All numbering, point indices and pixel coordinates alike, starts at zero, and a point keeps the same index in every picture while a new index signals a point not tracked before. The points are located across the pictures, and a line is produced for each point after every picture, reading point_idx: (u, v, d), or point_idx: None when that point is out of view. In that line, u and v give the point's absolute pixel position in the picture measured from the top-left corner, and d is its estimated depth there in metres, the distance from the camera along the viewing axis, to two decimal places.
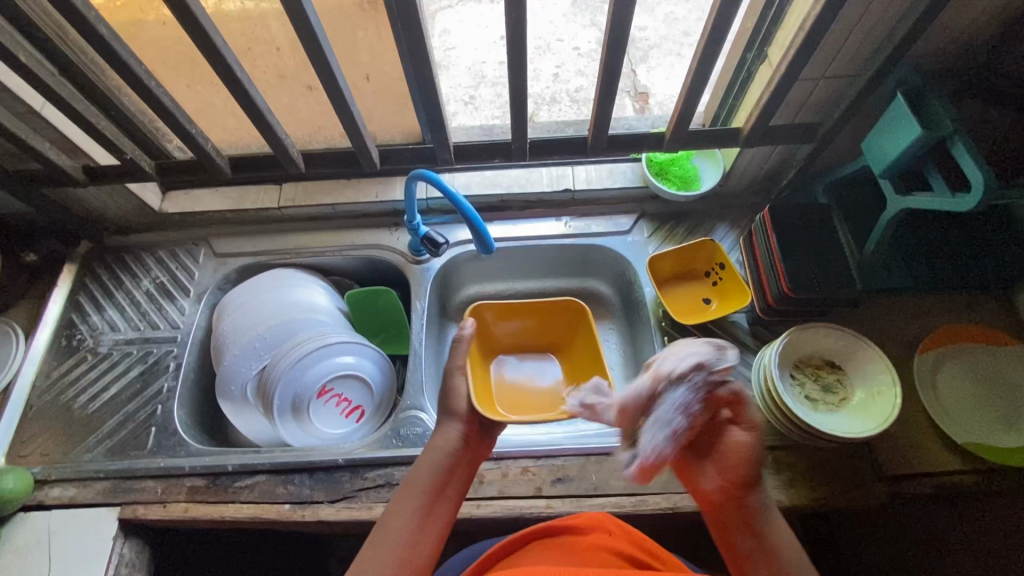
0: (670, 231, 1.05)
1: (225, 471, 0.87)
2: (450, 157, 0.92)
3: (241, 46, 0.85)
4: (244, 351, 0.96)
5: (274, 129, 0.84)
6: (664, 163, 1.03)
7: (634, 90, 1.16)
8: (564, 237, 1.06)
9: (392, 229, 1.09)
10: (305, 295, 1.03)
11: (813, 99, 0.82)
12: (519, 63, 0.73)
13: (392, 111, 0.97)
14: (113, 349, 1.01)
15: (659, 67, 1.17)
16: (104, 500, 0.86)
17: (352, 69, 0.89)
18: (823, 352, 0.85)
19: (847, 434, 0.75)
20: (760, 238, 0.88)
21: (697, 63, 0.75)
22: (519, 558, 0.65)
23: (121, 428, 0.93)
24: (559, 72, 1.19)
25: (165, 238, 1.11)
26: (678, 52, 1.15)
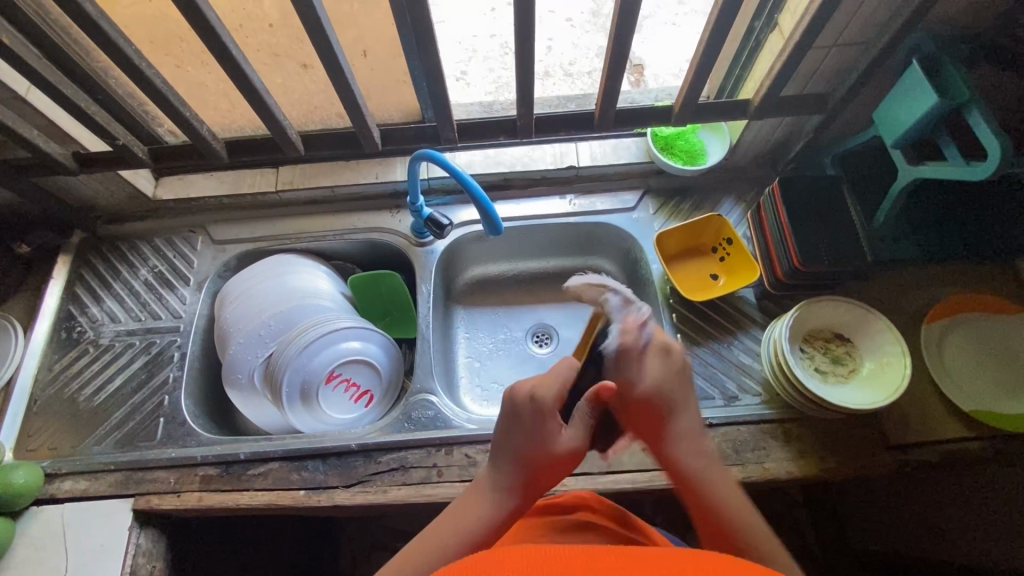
0: (675, 207, 1.04)
1: (237, 459, 0.87)
2: (453, 136, 0.89)
3: (233, 22, 0.81)
4: (248, 339, 0.95)
5: (272, 111, 0.81)
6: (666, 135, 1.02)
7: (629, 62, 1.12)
8: (569, 215, 1.05)
9: (393, 212, 1.07)
10: (307, 280, 1.02)
11: (824, 68, 0.80)
12: (527, 37, 0.70)
13: (391, 88, 0.94)
14: (114, 340, 0.99)
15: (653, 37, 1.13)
16: (116, 492, 0.86)
17: (349, 45, 0.86)
18: (832, 325, 0.85)
19: (856, 406, 0.76)
20: (769, 212, 0.88)
21: (708, 32, 0.72)
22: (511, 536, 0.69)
23: (129, 420, 0.93)
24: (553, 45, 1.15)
25: (162, 226, 1.08)
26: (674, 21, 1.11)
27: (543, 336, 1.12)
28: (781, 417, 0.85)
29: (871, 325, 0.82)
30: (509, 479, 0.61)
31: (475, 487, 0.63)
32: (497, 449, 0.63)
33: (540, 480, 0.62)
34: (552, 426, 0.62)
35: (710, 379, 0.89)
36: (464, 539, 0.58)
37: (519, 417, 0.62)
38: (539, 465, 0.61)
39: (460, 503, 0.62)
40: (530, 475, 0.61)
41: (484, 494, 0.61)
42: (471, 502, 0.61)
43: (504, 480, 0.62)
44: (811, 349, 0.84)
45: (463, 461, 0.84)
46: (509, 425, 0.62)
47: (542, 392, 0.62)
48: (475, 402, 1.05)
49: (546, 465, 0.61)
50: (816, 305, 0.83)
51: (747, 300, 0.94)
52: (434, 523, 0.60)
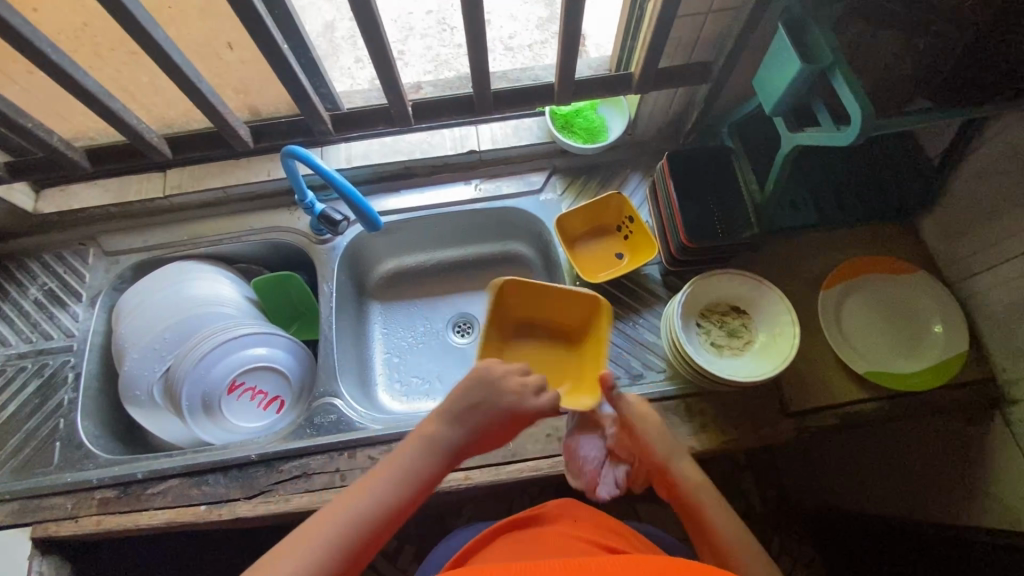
0: (582, 186, 1.02)
1: (135, 479, 0.84)
2: (329, 128, 0.86)
3: (73, 22, 0.75)
4: (144, 354, 0.92)
5: (123, 116, 0.77)
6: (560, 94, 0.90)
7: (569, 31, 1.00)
8: (475, 201, 1.03)
9: (292, 209, 1.03)
10: (205, 286, 0.98)
11: (701, 35, 0.78)
12: (369, 19, 0.66)
13: (267, 80, 0.90)
14: (5, 365, 0.95)
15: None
16: (12, 522, 0.84)
17: (207, 37, 0.80)
18: (728, 297, 0.84)
19: (747, 379, 0.76)
20: (661, 186, 0.86)
21: (567, 4, 0.69)
22: (489, 553, 0.68)
23: (24, 447, 0.89)
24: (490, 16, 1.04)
25: (50, 240, 1.03)
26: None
27: (463, 325, 1.11)
28: (683, 392, 0.85)
29: (764, 295, 0.81)
30: (433, 433, 0.64)
31: (416, 434, 0.64)
32: (446, 411, 0.66)
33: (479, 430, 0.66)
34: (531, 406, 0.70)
35: (615, 360, 0.89)
36: (401, 489, 0.59)
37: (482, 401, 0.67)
38: (485, 425, 0.66)
39: (400, 446, 0.63)
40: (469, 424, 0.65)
41: (416, 445, 0.63)
42: (393, 459, 0.61)
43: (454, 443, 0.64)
44: (708, 324, 0.83)
45: (367, 463, 0.83)
46: (483, 399, 0.67)
47: (535, 390, 0.70)
48: (394, 398, 1.04)
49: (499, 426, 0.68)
50: (709, 279, 0.82)
51: (651, 276, 0.93)
52: (378, 467, 0.61)
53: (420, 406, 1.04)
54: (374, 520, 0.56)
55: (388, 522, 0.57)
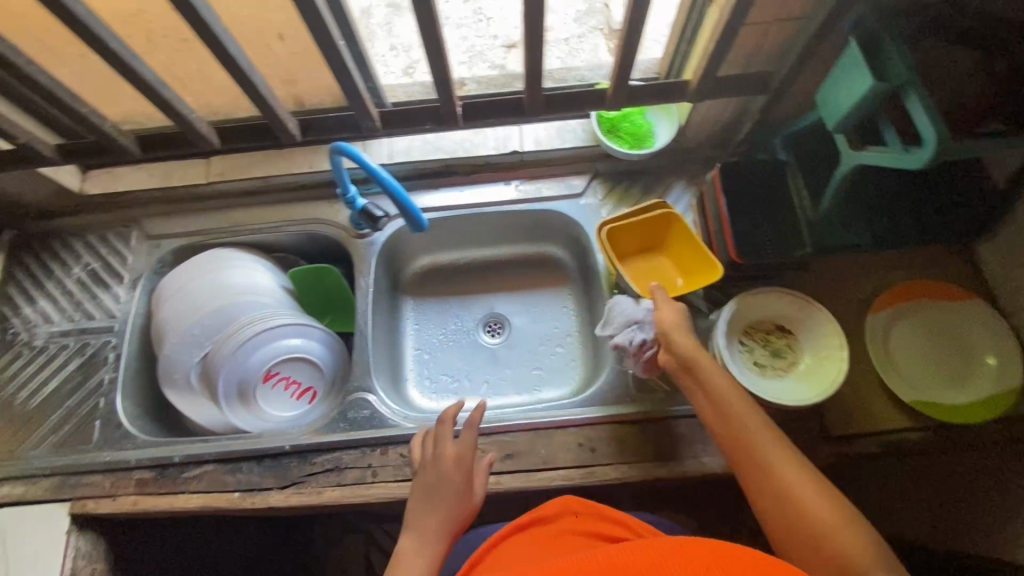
0: (624, 191, 1.01)
1: (172, 462, 0.86)
2: (376, 125, 0.85)
3: (129, 9, 0.75)
4: (184, 339, 0.93)
5: (177, 106, 0.77)
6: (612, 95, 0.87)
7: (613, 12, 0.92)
8: (514, 202, 1.02)
9: (331, 202, 1.03)
10: (244, 275, 0.99)
11: (762, 45, 0.75)
12: (430, 18, 0.65)
13: (314, 73, 0.89)
14: (48, 342, 0.97)
15: None
16: (52, 496, 0.86)
17: (259, 28, 0.80)
18: (774, 316, 0.82)
19: (790, 402, 0.74)
20: (710, 199, 0.84)
21: (632, 10, 0.67)
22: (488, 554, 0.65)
23: (65, 424, 0.92)
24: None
25: (94, 221, 1.04)
26: None
27: (493, 325, 1.10)
28: None
29: (812, 317, 0.79)
30: (415, 507, 0.70)
31: (407, 518, 0.69)
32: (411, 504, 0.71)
33: (439, 494, 0.70)
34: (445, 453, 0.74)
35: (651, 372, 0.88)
36: (429, 552, 0.66)
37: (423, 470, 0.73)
38: (443, 490, 0.71)
39: (406, 522, 0.69)
40: (428, 492, 0.71)
41: (412, 516, 0.69)
42: (406, 537, 0.68)
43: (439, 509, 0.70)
44: (751, 342, 0.82)
45: (398, 461, 0.83)
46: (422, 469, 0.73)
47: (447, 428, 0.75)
48: (423, 394, 1.05)
49: (443, 481, 0.72)
50: (756, 297, 0.80)
51: (692, 288, 0.92)
52: (397, 552, 0.67)
53: (449, 404, 1.04)
54: None
55: None
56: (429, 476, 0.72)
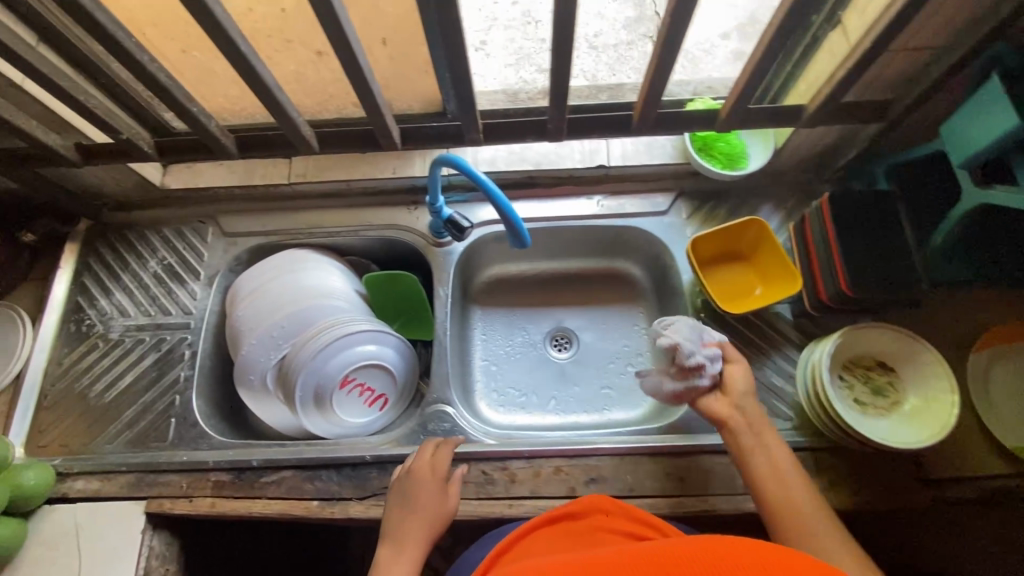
0: (709, 212, 0.98)
1: (250, 465, 0.85)
2: (478, 135, 0.84)
3: (241, 7, 0.75)
4: (262, 340, 0.92)
5: (284, 107, 0.76)
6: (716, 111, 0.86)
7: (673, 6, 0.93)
8: (596, 217, 1.00)
9: (410, 208, 1.02)
10: (321, 279, 0.98)
11: (887, 73, 0.73)
12: (564, 32, 0.64)
13: (411, 78, 0.88)
14: (124, 335, 0.97)
15: None
16: (128, 494, 0.85)
17: (366, 33, 0.79)
18: (876, 352, 0.80)
19: (898, 444, 0.72)
20: (815, 227, 0.81)
21: (770, 32, 0.64)
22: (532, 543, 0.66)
23: (140, 420, 0.91)
24: None
25: (172, 215, 1.04)
26: None
27: (562, 339, 1.08)
28: (813, 445, 0.82)
29: (918, 356, 0.77)
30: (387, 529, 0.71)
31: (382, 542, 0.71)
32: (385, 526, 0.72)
33: (409, 515, 0.72)
34: (416, 472, 0.76)
35: None
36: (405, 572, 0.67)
37: (395, 489, 0.76)
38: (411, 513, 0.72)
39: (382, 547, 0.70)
40: (399, 510, 0.73)
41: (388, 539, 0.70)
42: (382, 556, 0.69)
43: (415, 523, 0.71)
44: (851, 378, 0.79)
45: (480, 478, 0.82)
46: (395, 487, 0.76)
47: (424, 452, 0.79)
48: (490, 407, 1.03)
49: (413, 500, 0.73)
50: (860, 331, 0.78)
51: (782, 316, 0.89)
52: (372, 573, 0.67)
53: (516, 418, 1.02)
54: None
55: None
56: (398, 495, 0.74)
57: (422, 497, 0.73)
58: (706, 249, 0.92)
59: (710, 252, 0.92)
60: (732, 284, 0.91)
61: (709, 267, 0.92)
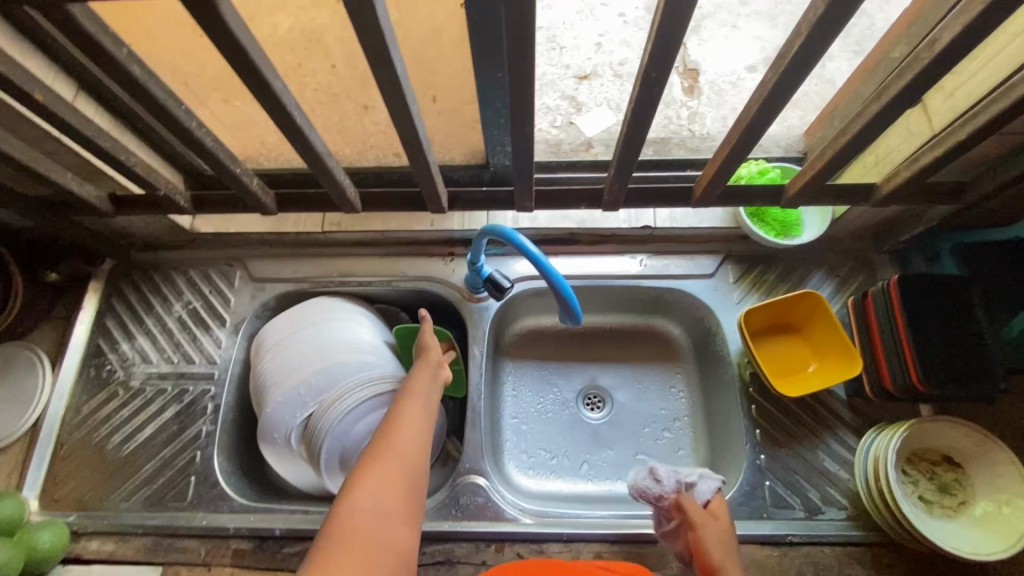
0: (759, 276, 0.94)
1: (272, 534, 0.81)
2: (530, 203, 0.81)
3: (290, 63, 0.72)
4: (288, 396, 0.88)
5: (332, 171, 0.73)
6: (776, 181, 0.84)
7: (684, 66, 1.16)
8: (639, 277, 0.96)
9: (447, 259, 0.98)
10: (350, 330, 0.93)
11: (970, 157, 0.69)
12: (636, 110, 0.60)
13: (458, 133, 0.85)
14: (145, 384, 0.93)
15: (710, 41, 1.18)
16: (144, 558, 0.81)
17: (418, 91, 0.76)
18: (942, 445, 0.75)
19: (972, 554, 0.67)
20: (879, 307, 0.78)
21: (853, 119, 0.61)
22: None
23: (159, 476, 0.87)
24: (603, 42, 1.19)
25: (199, 257, 1.01)
26: (733, 24, 1.19)
27: (595, 400, 1.03)
28: (872, 541, 0.77)
29: (990, 454, 0.72)
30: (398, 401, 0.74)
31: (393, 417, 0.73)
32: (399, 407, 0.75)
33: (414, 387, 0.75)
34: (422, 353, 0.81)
35: (792, 486, 0.81)
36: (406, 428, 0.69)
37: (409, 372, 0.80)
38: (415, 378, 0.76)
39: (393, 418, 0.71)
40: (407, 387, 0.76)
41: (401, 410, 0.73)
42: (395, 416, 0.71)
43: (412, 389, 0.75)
44: (915, 472, 0.74)
45: (516, 561, 0.77)
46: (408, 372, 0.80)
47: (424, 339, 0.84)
48: (520, 470, 0.98)
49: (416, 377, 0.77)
50: (927, 424, 0.73)
51: (835, 394, 0.85)
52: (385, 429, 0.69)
53: (547, 484, 0.98)
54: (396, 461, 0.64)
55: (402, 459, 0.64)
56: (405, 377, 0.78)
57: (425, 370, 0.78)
58: (759, 319, 0.88)
59: (762, 323, 0.88)
60: (784, 361, 0.87)
61: (761, 338, 0.89)
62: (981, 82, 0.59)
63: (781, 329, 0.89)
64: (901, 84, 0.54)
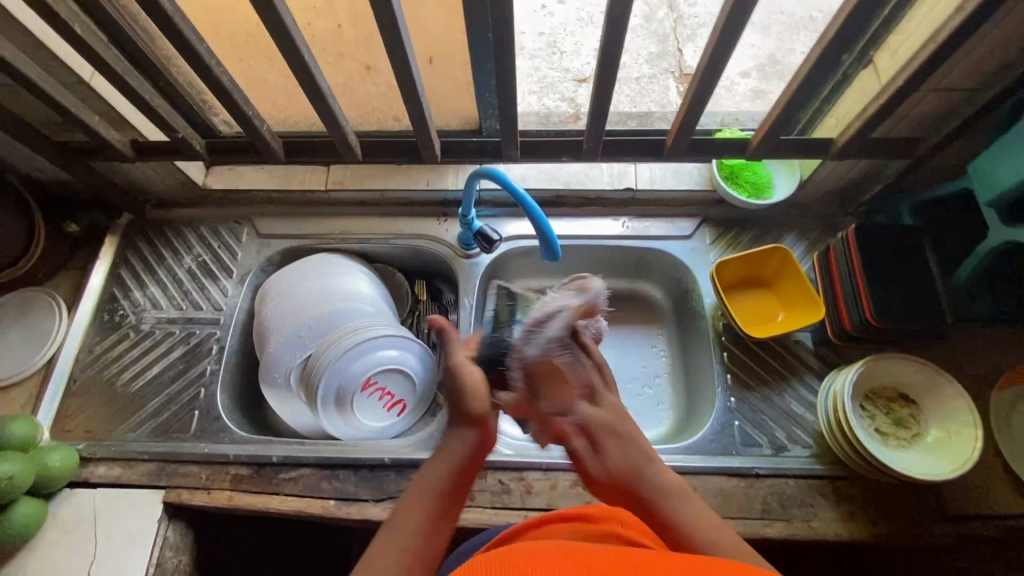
0: (734, 238, 1.00)
1: (269, 461, 0.86)
2: (515, 152, 0.88)
3: (302, 21, 0.80)
4: (289, 339, 0.94)
5: (335, 115, 0.80)
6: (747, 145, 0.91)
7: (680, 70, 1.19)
8: (621, 238, 1.01)
9: (441, 219, 1.05)
10: (349, 282, 0.99)
11: (916, 113, 0.76)
12: (609, 57, 0.68)
13: (453, 96, 0.92)
14: (154, 327, 0.99)
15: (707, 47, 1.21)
16: (148, 482, 0.86)
17: (415, 52, 0.84)
18: (898, 383, 0.80)
19: (922, 476, 0.72)
20: (839, 256, 0.83)
21: (804, 66, 0.67)
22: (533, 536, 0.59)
23: (164, 410, 0.93)
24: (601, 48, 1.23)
25: (209, 214, 1.08)
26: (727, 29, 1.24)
27: None
28: (833, 475, 0.82)
29: (940, 387, 0.77)
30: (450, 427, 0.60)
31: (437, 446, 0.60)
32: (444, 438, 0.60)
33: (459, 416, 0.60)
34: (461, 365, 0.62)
35: (760, 427, 0.86)
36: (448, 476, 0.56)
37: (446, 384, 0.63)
38: (460, 407, 0.60)
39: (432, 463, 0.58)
40: (455, 414, 0.61)
41: (443, 449, 0.59)
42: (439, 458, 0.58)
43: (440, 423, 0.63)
44: (872, 408, 0.80)
45: (497, 487, 0.82)
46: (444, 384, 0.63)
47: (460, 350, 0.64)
48: None
49: (457, 402, 0.61)
50: (882, 361, 0.79)
51: (804, 343, 0.90)
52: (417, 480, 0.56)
53: None
54: (430, 531, 0.53)
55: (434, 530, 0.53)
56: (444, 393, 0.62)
57: (481, 395, 0.61)
58: (730, 272, 0.93)
59: (734, 276, 0.93)
60: (754, 311, 0.93)
61: (732, 290, 0.94)
62: (916, 36, 0.66)
63: (751, 282, 0.95)
64: (839, 29, 0.61)
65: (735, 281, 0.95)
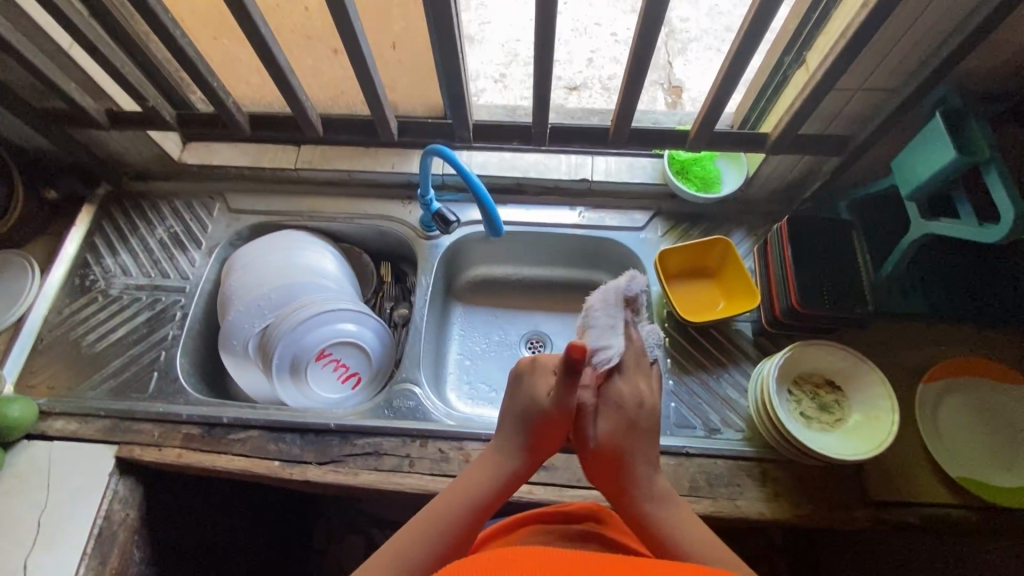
0: (684, 231, 1.03)
1: (220, 422, 0.89)
2: (469, 135, 0.93)
3: (269, 3, 0.84)
4: (248, 309, 0.97)
5: (296, 92, 0.85)
6: None
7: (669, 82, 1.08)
8: (574, 226, 1.05)
9: (405, 202, 1.09)
10: (312, 258, 1.03)
11: (846, 111, 0.80)
12: (547, 43, 0.72)
13: (417, 83, 0.96)
14: (123, 293, 1.03)
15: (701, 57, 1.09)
16: (102, 438, 0.89)
17: (377, 38, 0.88)
18: (823, 369, 0.83)
19: (839, 456, 0.74)
20: (773, 247, 0.87)
21: (732, 58, 0.72)
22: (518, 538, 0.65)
23: (125, 370, 0.96)
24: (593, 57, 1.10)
25: (184, 188, 1.12)
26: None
27: (536, 343, 1.11)
28: (761, 457, 0.84)
29: (861, 373, 0.80)
30: (511, 444, 0.68)
31: (491, 448, 0.69)
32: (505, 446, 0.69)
33: (535, 436, 0.68)
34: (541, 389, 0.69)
35: (695, 409, 0.89)
36: (492, 482, 0.66)
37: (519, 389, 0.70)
38: (534, 428, 0.67)
39: (478, 466, 0.68)
40: (523, 430, 0.68)
41: (492, 459, 0.68)
42: (483, 467, 0.67)
43: (505, 420, 0.70)
44: (798, 393, 0.82)
45: (436, 455, 0.85)
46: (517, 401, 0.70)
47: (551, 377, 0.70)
48: (459, 398, 1.06)
49: (534, 420, 0.67)
50: (808, 348, 0.82)
51: (743, 332, 0.93)
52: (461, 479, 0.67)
53: (482, 413, 1.05)
54: (464, 524, 0.62)
55: (468, 529, 0.62)
56: (517, 406, 0.69)
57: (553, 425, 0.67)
58: (675, 261, 0.96)
59: (678, 265, 0.97)
60: (697, 300, 0.96)
61: (677, 278, 0.98)
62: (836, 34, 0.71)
63: (695, 271, 0.98)
64: (754, 21, 0.65)
65: (680, 270, 0.98)
